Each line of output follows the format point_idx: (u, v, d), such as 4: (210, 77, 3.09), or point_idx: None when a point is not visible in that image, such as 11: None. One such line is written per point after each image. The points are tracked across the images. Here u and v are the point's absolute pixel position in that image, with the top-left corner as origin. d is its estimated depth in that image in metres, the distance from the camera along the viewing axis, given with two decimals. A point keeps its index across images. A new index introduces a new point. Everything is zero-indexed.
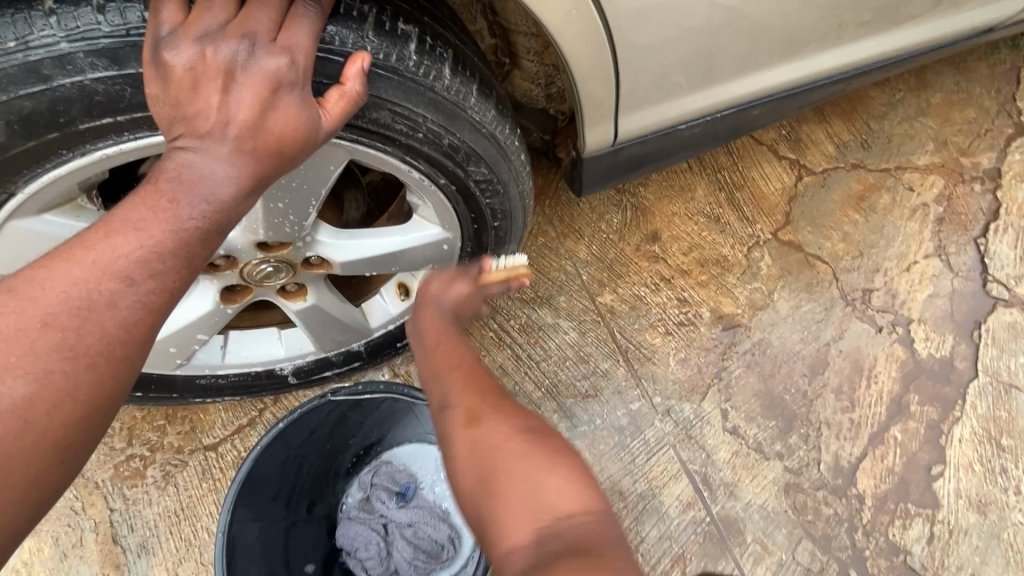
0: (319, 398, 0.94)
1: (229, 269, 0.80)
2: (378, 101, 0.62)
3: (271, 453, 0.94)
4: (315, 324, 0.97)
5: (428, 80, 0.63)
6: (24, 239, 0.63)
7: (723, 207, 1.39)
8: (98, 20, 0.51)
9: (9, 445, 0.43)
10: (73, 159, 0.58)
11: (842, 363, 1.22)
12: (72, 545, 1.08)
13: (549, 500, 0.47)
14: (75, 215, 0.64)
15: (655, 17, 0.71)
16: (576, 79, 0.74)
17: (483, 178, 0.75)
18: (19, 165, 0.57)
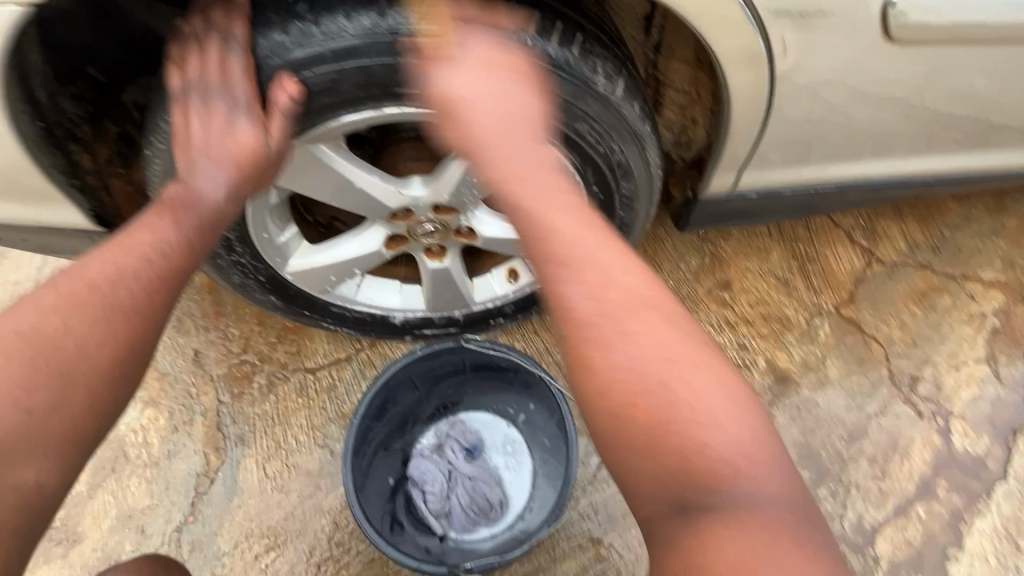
0: (454, 343, 1.10)
1: (402, 221, 0.98)
2: (585, 116, 0.78)
3: (399, 377, 1.10)
4: (438, 285, 1.14)
5: (626, 109, 0.79)
6: (299, 159, 0.84)
7: (794, 273, 1.52)
8: (376, 24, 0.70)
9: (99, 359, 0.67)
10: (364, 111, 0.77)
11: (880, 436, 1.32)
12: (184, 422, 1.25)
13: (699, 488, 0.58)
14: (334, 149, 0.85)
15: (803, 98, 0.88)
16: (729, 132, 0.92)
17: (626, 194, 0.91)
18: (328, 109, 0.77)
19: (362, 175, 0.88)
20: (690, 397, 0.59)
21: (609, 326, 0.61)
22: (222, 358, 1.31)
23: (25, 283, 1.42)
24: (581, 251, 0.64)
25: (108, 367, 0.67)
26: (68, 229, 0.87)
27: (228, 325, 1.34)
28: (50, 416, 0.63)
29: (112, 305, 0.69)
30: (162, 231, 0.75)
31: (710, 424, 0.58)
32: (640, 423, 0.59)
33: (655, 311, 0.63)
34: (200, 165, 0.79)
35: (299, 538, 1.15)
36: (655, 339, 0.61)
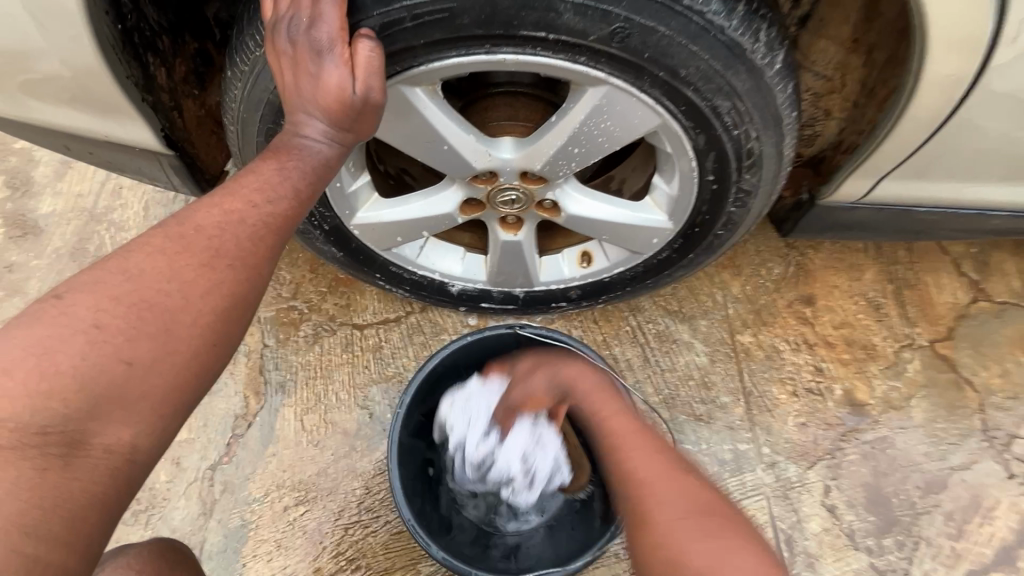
0: (508, 327, 1.04)
1: (484, 185, 0.89)
2: (729, 90, 0.68)
3: (447, 360, 1.04)
4: (505, 259, 1.05)
5: (776, 88, 0.70)
6: (388, 101, 0.75)
7: (887, 298, 1.37)
8: None
9: (194, 319, 0.56)
10: (478, 52, 0.68)
11: (961, 491, 1.19)
12: (228, 361, 1.22)
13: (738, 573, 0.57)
14: (429, 95, 0.76)
15: (998, 104, 0.72)
16: (891, 132, 0.77)
17: (746, 189, 0.80)
18: (437, 46, 0.68)
19: (454, 130, 0.79)
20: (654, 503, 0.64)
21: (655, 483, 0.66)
22: (271, 300, 1.27)
23: (87, 197, 1.41)
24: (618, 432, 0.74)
25: (213, 321, 0.57)
26: (136, 147, 0.81)
27: (280, 269, 1.30)
28: (148, 374, 0.54)
29: (218, 253, 0.58)
30: (268, 174, 0.64)
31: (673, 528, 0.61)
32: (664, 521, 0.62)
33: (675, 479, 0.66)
34: (296, 116, 0.67)
35: (329, 497, 1.12)
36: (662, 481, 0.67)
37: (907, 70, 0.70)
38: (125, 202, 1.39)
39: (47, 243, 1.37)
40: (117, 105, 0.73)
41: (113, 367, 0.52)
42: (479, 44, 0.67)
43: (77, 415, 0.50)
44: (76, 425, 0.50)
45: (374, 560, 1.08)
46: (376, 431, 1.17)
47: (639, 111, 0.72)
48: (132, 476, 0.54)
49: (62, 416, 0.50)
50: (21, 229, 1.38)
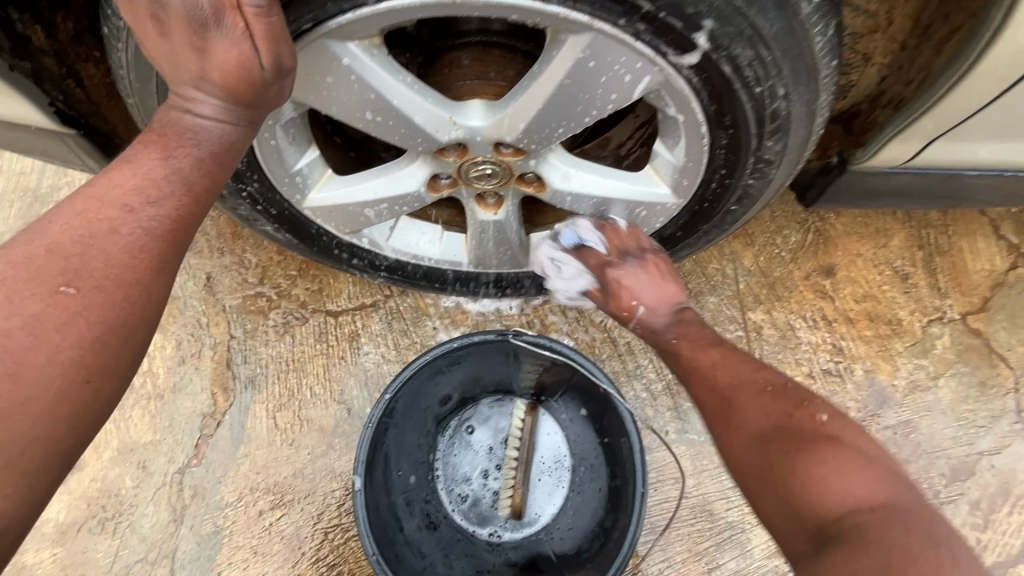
0: (499, 334, 0.92)
1: (454, 159, 0.75)
2: (752, 36, 0.54)
3: (432, 366, 0.94)
4: (486, 240, 0.92)
5: (812, 31, 0.56)
6: (322, 59, 0.61)
7: (916, 267, 1.23)
8: None
9: (45, 355, 0.46)
10: None
11: (989, 479, 1.10)
12: (192, 355, 1.12)
13: None
14: (370, 50, 0.61)
15: None
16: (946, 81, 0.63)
17: (768, 158, 0.66)
18: None
19: (407, 96, 0.65)
20: (893, 479, 0.56)
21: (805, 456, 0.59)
22: (237, 287, 1.16)
23: (31, 175, 1.27)
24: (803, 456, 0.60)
25: (78, 355, 0.48)
26: (29, 126, 0.68)
27: (245, 252, 1.18)
28: None
29: (78, 275, 0.49)
30: (148, 168, 0.54)
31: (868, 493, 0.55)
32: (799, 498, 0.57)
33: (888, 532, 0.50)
34: (181, 88, 0.56)
35: (307, 500, 1.05)
36: (764, 396, 0.66)
37: None
38: (72, 180, 1.25)
39: None
40: None
41: None
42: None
43: None
44: None
45: (357, 565, 1.02)
46: (356, 428, 1.08)
47: (631, 64, 0.58)
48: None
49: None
50: None
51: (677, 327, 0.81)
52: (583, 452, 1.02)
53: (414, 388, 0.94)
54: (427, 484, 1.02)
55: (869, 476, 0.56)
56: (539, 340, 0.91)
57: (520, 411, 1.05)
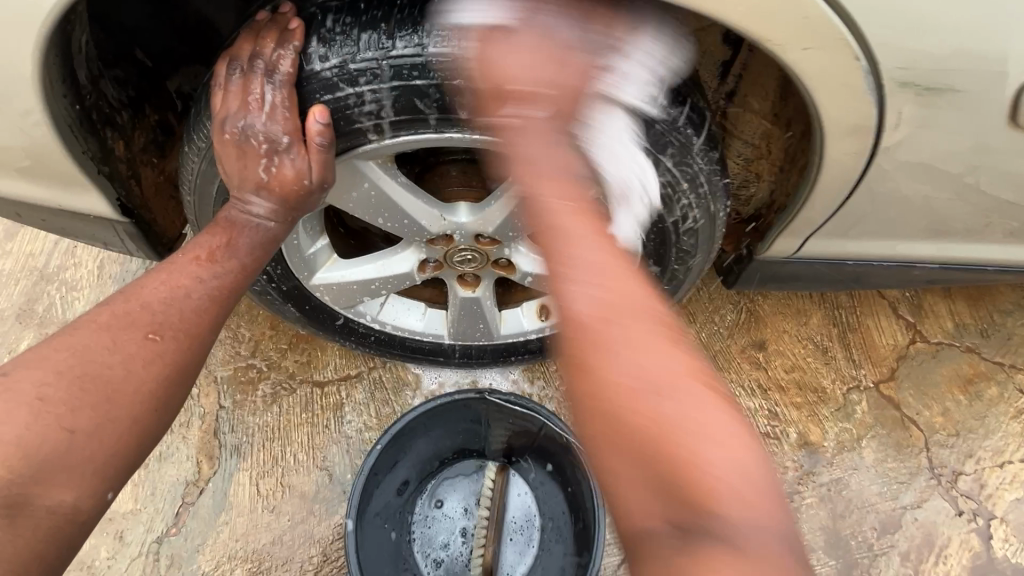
0: (476, 393, 1.04)
1: (442, 247, 0.92)
2: (661, 164, 0.75)
3: (415, 426, 1.04)
4: (464, 314, 1.08)
5: (705, 162, 0.77)
6: (347, 171, 0.79)
7: (833, 341, 1.44)
8: (411, 42, 0.68)
9: (135, 385, 0.60)
10: (427, 132, 0.73)
11: (914, 530, 1.23)
12: (179, 424, 1.18)
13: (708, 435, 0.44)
14: (384, 166, 0.80)
15: (907, 174, 0.80)
16: (806, 198, 0.85)
17: (686, 249, 0.86)
18: (384, 126, 0.73)
19: (410, 199, 0.83)
20: (677, 405, 0.44)
21: (625, 337, 0.47)
22: (229, 359, 1.25)
23: (39, 256, 1.36)
24: (656, 374, 0.46)
25: (155, 389, 0.61)
26: (90, 216, 0.82)
27: (239, 327, 1.29)
28: (90, 441, 0.56)
29: (163, 327, 0.64)
30: (215, 248, 0.73)
31: (712, 447, 0.43)
32: (648, 429, 0.44)
33: (675, 398, 0.45)
34: (242, 194, 0.75)
35: (285, 567, 1.07)
36: (689, 383, 0.46)
37: (814, 151, 0.78)
38: (79, 260, 1.35)
39: None
40: (73, 178, 0.74)
41: (53, 436, 0.55)
42: (428, 124, 0.72)
43: (20, 480, 0.52)
44: (20, 489, 0.52)
45: None
46: (336, 493, 1.14)
47: None
48: (70, 535, 0.55)
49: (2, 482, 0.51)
50: None
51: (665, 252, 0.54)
52: (552, 511, 1.10)
53: (399, 447, 1.03)
54: (406, 548, 1.08)
55: (665, 362, 0.46)
56: (509, 399, 1.04)
57: (490, 473, 1.13)
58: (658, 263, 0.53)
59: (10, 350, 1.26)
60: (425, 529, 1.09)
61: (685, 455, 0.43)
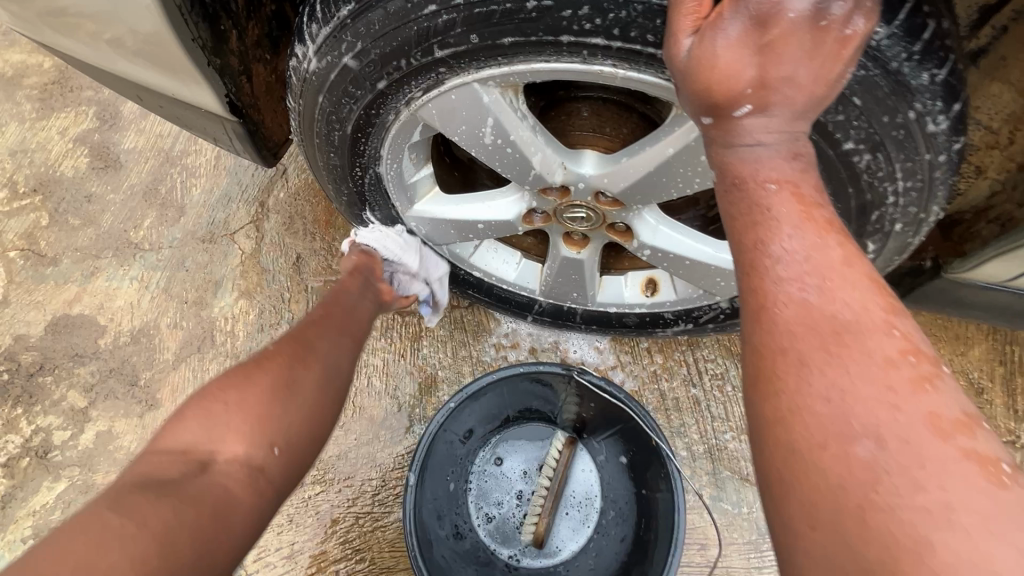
0: (564, 369, 0.97)
1: (554, 199, 0.80)
2: (875, 143, 0.58)
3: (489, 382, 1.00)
4: (559, 274, 0.97)
5: (935, 149, 0.58)
6: (464, 99, 0.67)
7: (994, 383, 1.18)
8: None
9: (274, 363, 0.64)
10: (573, 60, 0.60)
11: None
12: (270, 324, 1.24)
13: (960, 544, 0.33)
14: (507, 96, 0.67)
15: None
16: None
17: (863, 253, 0.71)
18: (523, 48, 0.60)
19: (530, 140, 0.71)
20: (933, 457, 0.36)
21: (861, 383, 0.40)
22: (321, 270, 1.27)
23: (166, 139, 1.41)
24: (875, 407, 0.39)
25: (286, 368, 0.65)
26: (202, 110, 0.79)
27: (334, 241, 1.30)
28: (241, 401, 0.58)
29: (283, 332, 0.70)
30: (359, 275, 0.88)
31: (990, 542, 0.33)
32: (845, 497, 0.37)
33: (932, 470, 0.36)
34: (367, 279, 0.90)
35: (345, 482, 1.10)
36: (875, 399, 0.39)
37: None
38: (200, 148, 1.40)
39: (125, 178, 1.38)
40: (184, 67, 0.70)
41: (208, 409, 0.56)
42: (577, 53, 0.59)
43: (185, 442, 0.53)
44: (192, 447, 0.53)
45: (378, 556, 1.06)
46: (402, 424, 1.14)
47: None
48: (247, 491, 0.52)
49: (174, 453, 0.52)
50: (103, 161, 1.40)
51: (769, 195, 0.48)
52: (615, 494, 1.04)
53: (471, 398, 1.00)
54: (461, 494, 1.06)
55: (899, 406, 0.38)
56: (601, 382, 0.96)
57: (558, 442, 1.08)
58: (747, 203, 0.49)
59: (133, 225, 1.34)
60: (483, 485, 1.07)
61: (873, 506, 0.36)
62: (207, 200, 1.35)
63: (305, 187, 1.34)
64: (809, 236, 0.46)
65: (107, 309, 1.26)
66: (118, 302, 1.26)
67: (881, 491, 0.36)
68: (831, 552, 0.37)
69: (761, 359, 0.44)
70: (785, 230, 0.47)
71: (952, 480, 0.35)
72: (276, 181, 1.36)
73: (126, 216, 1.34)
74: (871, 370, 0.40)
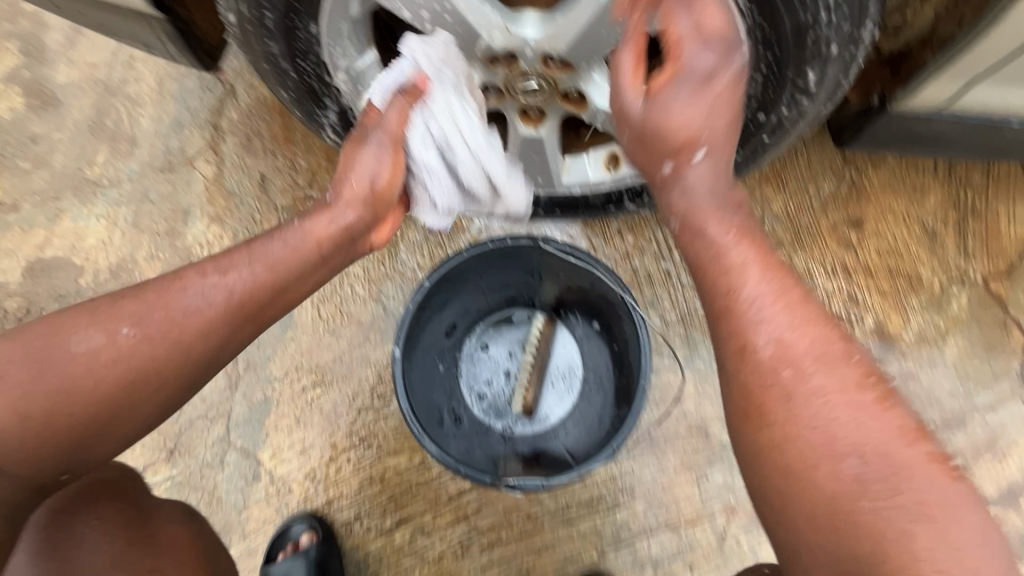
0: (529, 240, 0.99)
1: (503, 70, 0.79)
2: None
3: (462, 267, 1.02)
4: (521, 157, 0.97)
5: None
6: None
7: (947, 226, 1.24)
8: None
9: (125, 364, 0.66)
10: None
11: (978, 430, 1.15)
12: None
13: (875, 456, 0.57)
14: None
15: None
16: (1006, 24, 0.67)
17: (801, 87, 0.72)
18: None
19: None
20: (841, 389, 0.59)
21: (782, 319, 0.61)
22: (288, 188, 1.26)
23: (100, 68, 1.33)
24: (790, 325, 0.61)
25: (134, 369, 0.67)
26: (123, 6, 0.75)
27: (297, 157, 1.28)
28: (73, 398, 0.64)
29: (149, 313, 0.68)
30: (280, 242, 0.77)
31: (894, 460, 0.57)
32: (814, 455, 0.58)
33: (832, 387, 0.60)
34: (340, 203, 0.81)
35: (344, 382, 1.17)
36: (829, 373, 0.60)
37: None
38: (139, 74, 1.33)
39: (66, 115, 1.32)
40: None
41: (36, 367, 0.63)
42: None
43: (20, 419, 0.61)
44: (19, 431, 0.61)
45: (383, 442, 1.15)
46: (389, 325, 1.19)
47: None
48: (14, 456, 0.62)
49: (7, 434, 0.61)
50: (39, 98, 1.33)
51: (699, 154, 0.67)
52: (594, 364, 1.12)
53: (449, 285, 1.03)
54: (452, 376, 1.13)
55: (798, 313, 0.62)
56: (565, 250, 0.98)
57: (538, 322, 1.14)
58: (674, 142, 0.66)
59: (87, 162, 1.30)
60: (472, 368, 1.14)
61: (828, 447, 0.58)
62: (158, 128, 1.31)
63: (259, 105, 1.30)
64: (731, 209, 0.67)
65: (80, 249, 1.26)
66: (89, 241, 1.26)
67: (821, 427, 0.59)
68: (811, 495, 0.57)
69: (722, 320, 0.63)
70: (742, 229, 0.65)
71: (834, 369, 0.60)
72: (224, 100, 1.31)
73: (77, 154, 1.30)
74: (778, 291, 0.62)
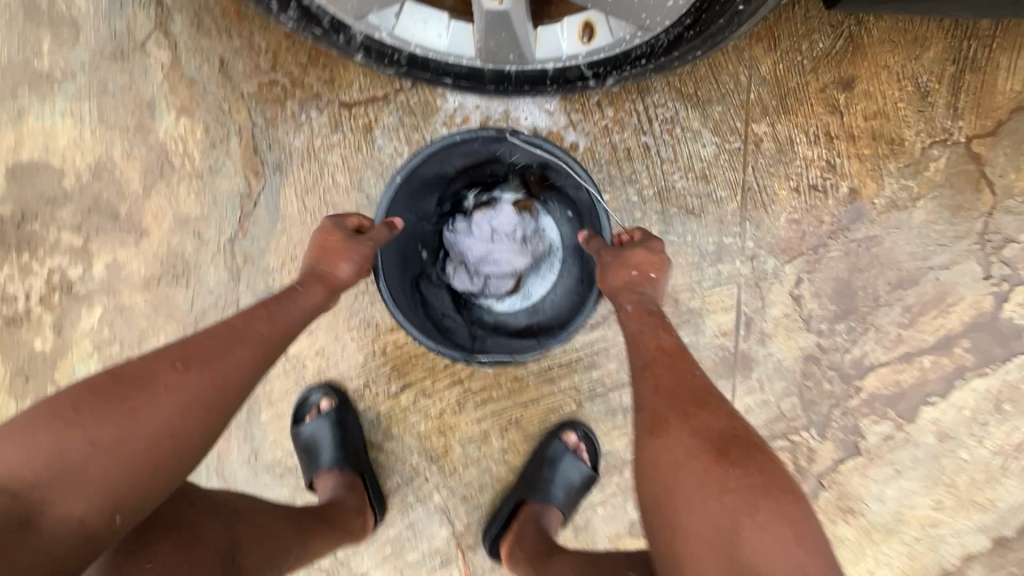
0: (497, 132, 1.02)
1: None
2: None
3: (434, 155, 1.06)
4: (488, 33, 0.92)
5: None
6: None
7: (941, 84, 1.19)
8: None
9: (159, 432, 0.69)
10: None
11: (929, 287, 1.24)
12: (220, 139, 1.22)
13: (745, 471, 0.69)
14: None
15: None
16: None
17: None
18: None
19: None
20: (711, 425, 0.74)
21: (668, 399, 0.77)
22: (251, 72, 1.20)
23: None
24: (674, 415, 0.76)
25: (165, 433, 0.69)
26: None
27: (255, 36, 1.19)
28: (107, 456, 0.65)
29: (188, 365, 0.73)
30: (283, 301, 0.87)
31: (764, 475, 0.70)
32: (691, 456, 0.71)
33: (716, 429, 0.74)
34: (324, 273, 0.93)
35: None
36: (709, 415, 0.75)
37: None
38: None
39: None
40: None
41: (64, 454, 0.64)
42: None
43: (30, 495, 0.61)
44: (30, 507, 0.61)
45: (382, 321, 1.26)
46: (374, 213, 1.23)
47: None
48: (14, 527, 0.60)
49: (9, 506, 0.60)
50: None
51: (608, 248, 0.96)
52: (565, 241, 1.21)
53: (423, 173, 1.08)
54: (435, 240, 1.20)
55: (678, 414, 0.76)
56: (534, 140, 1.03)
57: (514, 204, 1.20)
58: None
59: (33, 53, 1.22)
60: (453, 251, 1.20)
61: (717, 454, 0.71)
62: (98, 7, 1.20)
63: None
64: (643, 303, 0.89)
65: (54, 149, 1.24)
66: (61, 141, 1.24)
67: (707, 455, 0.71)
68: (693, 496, 0.68)
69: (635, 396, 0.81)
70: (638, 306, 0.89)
71: (717, 433, 0.74)
72: None
73: (20, 43, 1.22)
74: (681, 394, 0.78)
